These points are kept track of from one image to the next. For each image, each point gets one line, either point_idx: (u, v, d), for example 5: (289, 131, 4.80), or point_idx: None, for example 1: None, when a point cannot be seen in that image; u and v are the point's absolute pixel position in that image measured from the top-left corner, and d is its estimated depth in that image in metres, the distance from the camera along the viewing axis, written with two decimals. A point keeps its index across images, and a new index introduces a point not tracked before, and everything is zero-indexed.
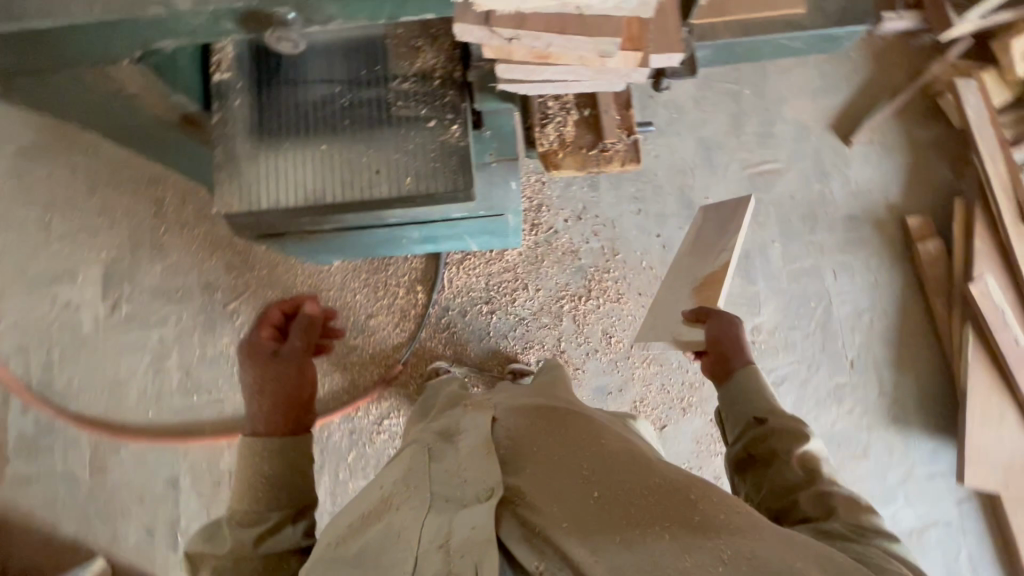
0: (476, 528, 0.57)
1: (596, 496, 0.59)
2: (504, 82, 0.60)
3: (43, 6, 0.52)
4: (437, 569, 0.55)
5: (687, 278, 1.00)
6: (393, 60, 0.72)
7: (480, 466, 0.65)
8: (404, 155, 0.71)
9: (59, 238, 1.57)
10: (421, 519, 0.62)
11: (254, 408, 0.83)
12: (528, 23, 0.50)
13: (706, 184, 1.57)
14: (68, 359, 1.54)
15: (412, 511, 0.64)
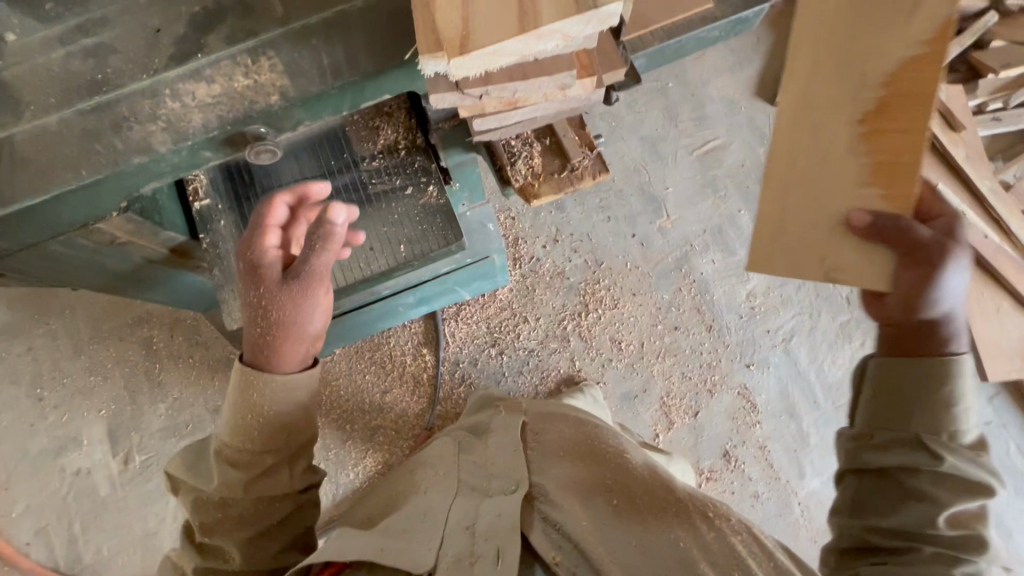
0: (503, 516, 0.64)
1: (612, 506, 0.66)
2: (479, 133, 0.65)
3: (26, 184, 0.53)
4: (466, 549, 0.61)
5: (841, 101, 0.52)
6: (357, 145, 0.81)
7: (514, 459, 0.73)
8: (392, 225, 0.84)
9: (53, 409, 1.53)
10: (450, 502, 0.68)
11: (253, 322, 0.70)
12: (493, 79, 0.55)
13: (661, 177, 1.65)
14: (92, 528, 1.49)
15: (440, 495, 0.70)
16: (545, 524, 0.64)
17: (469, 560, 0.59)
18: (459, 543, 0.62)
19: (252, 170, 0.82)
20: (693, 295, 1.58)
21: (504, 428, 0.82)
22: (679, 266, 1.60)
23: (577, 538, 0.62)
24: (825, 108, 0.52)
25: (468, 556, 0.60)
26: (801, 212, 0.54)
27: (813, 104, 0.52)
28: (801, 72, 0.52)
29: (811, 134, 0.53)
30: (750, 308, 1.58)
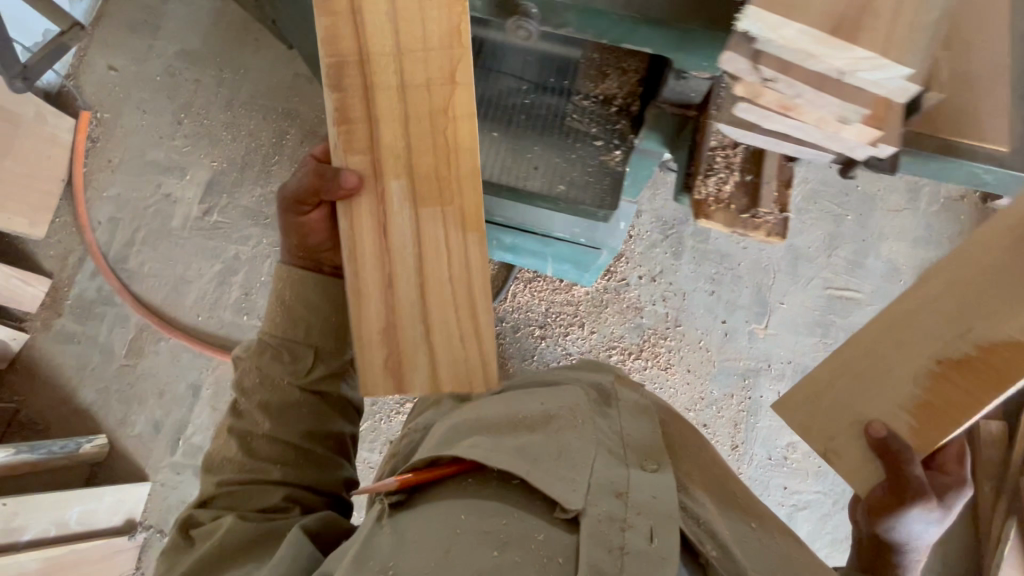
0: (658, 499, 0.63)
1: (753, 525, 0.73)
2: (722, 122, 0.60)
3: None
4: (613, 507, 0.61)
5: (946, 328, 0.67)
6: (579, 78, 0.77)
7: (644, 446, 0.73)
8: (565, 162, 0.74)
9: (184, 137, 1.69)
10: (590, 450, 0.68)
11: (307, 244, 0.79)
12: (790, 70, 0.50)
13: (784, 290, 1.57)
14: (148, 243, 1.63)
15: (578, 437, 0.70)
16: (690, 518, 0.66)
17: (619, 522, 0.59)
18: (611, 502, 0.61)
19: (486, 43, 0.79)
20: (740, 408, 1.51)
21: (623, 412, 0.80)
22: (746, 376, 1.52)
23: (728, 547, 0.64)
24: (923, 333, 0.69)
25: (620, 521, 0.59)
26: (849, 391, 0.73)
27: (913, 330, 0.70)
28: (926, 298, 0.69)
29: (896, 347, 0.71)
30: (783, 457, 1.48)
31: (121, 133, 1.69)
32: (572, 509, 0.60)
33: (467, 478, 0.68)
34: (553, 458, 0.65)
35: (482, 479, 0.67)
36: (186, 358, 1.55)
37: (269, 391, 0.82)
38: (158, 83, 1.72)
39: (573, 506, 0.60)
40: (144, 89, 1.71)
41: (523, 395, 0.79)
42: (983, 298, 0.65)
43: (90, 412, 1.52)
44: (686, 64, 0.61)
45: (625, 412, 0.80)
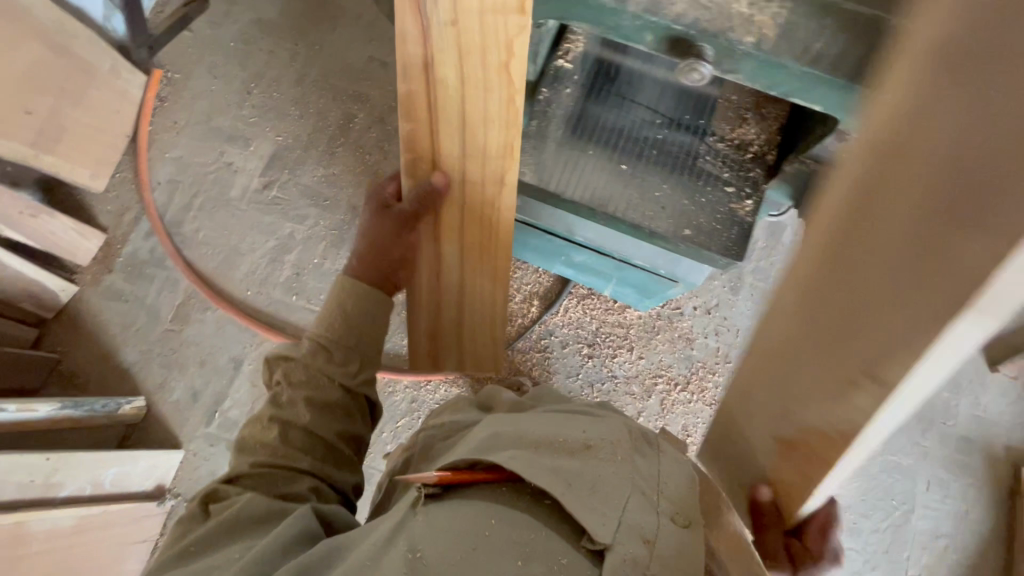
0: (684, 557, 0.52)
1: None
2: None
3: None
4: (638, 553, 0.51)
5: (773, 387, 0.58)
6: (715, 118, 0.74)
7: (682, 491, 0.61)
8: (692, 205, 0.72)
9: (251, 107, 1.67)
10: (625, 485, 0.57)
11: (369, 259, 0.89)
12: None
13: None
14: (205, 210, 1.61)
15: (614, 469, 0.60)
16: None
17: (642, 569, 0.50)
18: (634, 546, 0.51)
19: (623, 68, 0.76)
20: None
21: (668, 452, 0.67)
22: None
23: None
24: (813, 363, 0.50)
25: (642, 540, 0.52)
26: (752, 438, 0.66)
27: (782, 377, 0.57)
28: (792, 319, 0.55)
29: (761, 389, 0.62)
30: None
31: (190, 96, 1.68)
32: (599, 543, 0.52)
33: (501, 488, 0.60)
34: (590, 487, 0.56)
35: (517, 495, 0.59)
36: (231, 331, 1.54)
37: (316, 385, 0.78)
38: (232, 50, 1.71)
39: (601, 540, 0.51)
40: (217, 55, 1.70)
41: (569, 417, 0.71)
42: (832, 293, 0.48)
43: (129, 371, 1.51)
44: (858, 130, 0.59)
45: (669, 453, 0.66)
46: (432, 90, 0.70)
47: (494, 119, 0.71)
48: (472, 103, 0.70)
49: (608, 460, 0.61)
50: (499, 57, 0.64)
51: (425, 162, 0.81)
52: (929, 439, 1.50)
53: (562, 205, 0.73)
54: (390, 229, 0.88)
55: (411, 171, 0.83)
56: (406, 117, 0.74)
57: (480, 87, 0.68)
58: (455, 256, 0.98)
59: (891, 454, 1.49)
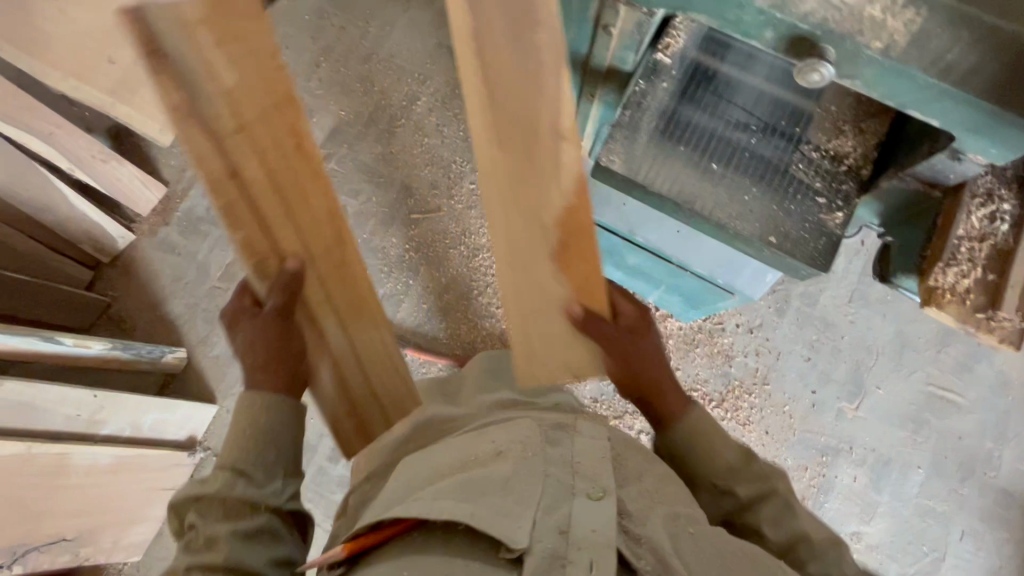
0: (596, 525, 0.58)
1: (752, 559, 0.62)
2: None
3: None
4: (553, 547, 0.56)
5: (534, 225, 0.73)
6: (812, 125, 0.73)
7: (593, 466, 0.66)
8: (781, 211, 0.70)
9: (317, 79, 1.70)
10: (538, 486, 0.62)
11: (257, 374, 0.75)
12: None
13: (884, 375, 1.51)
14: None
15: (527, 473, 0.64)
16: (639, 543, 0.59)
17: (561, 561, 0.55)
18: (550, 538, 0.57)
19: (722, 68, 0.75)
20: (812, 483, 1.46)
21: (580, 435, 0.73)
22: (825, 452, 1.47)
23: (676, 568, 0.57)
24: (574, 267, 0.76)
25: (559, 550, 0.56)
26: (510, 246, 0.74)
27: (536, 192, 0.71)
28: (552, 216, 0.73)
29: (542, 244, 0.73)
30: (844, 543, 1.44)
31: None
32: (517, 549, 0.56)
33: (406, 536, 0.63)
34: (486, 491, 0.62)
35: (424, 537, 0.62)
36: None
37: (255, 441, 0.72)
38: (305, 21, 1.73)
39: (515, 544, 0.56)
40: (291, 25, 1.73)
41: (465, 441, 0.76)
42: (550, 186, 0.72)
43: (174, 323, 1.55)
44: (971, 147, 0.58)
45: (580, 433, 0.74)
46: (240, 190, 0.68)
47: (300, 169, 0.71)
48: (289, 179, 0.70)
49: (517, 471, 0.65)
50: (288, 112, 0.68)
51: (267, 257, 0.72)
52: (966, 488, 1.46)
53: (645, 197, 0.72)
54: (267, 334, 0.74)
55: (257, 269, 0.72)
56: (229, 228, 0.69)
57: (293, 170, 0.70)
58: (346, 346, 0.81)
59: (925, 498, 1.45)
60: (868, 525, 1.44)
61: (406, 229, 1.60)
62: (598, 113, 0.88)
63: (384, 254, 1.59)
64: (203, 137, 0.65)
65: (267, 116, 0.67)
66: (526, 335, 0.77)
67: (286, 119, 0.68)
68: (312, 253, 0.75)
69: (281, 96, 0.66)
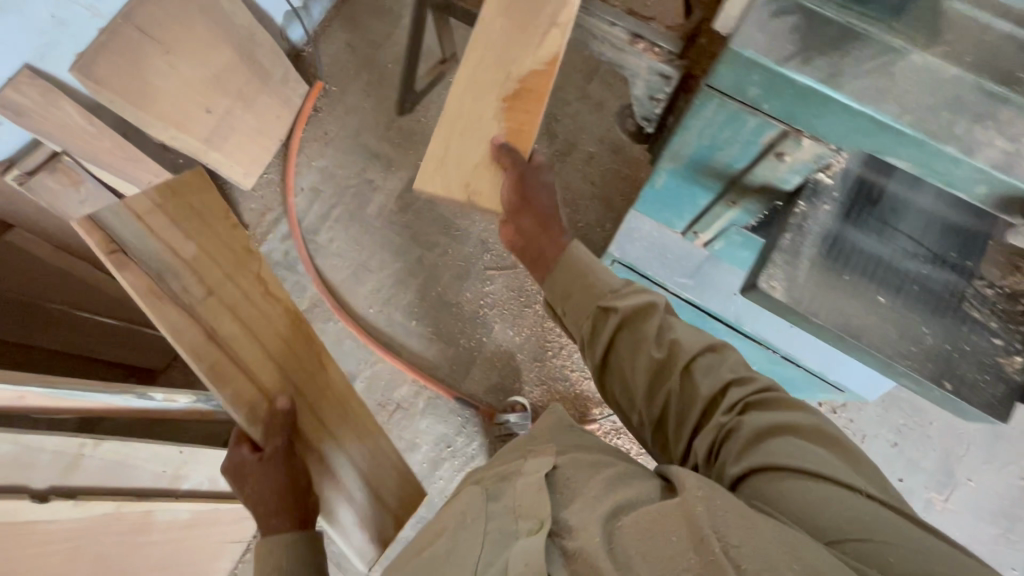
0: (526, 547, 0.54)
1: (618, 518, 0.55)
2: None
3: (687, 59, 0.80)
4: None
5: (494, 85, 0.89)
6: (985, 260, 0.70)
7: (535, 498, 0.60)
8: (954, 351, 0.67)
9: (398, 128, 1.72)
10: (478, 539, 0.57)
11: (272, 514, 0.78)
12: None
13: (974, 466, 1.44)
14: (340, 222, 1.65)
15: (469, 534, 0.59)
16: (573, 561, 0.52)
17: None
18: None
19: (887, 192, 0.73)
20: None
21: (523, 478, 0.65)
22: None
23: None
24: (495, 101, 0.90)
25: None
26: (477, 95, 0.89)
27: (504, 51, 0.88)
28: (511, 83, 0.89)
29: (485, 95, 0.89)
30: None
31: (343, 109, 1.73)
32: None
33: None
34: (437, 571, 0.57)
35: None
36: (348, 345, 1.56)
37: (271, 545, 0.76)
38: (388, 71, 1.76)
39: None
40: (374, 74, 1.76)
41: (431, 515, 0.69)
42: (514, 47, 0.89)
43: None
44: None
45: (522, 477, 0.65)
46: (221, 347, 0.79)
47: (276, 326, 0.88)
48: (264, 329, 0.86)
49: (456, 539, 0.59)
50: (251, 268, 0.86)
51: (256, 399, 0.83)
52: None
53: (808, 327, 0.69)
54: (279, 469, 0.81)
55: (249, 418, 0.82)
56: (220, 386, 0.78)
57: (262, 315, 0.86)
58: (336, 453, 0.95)
59: None
60: None
61: (481, 285, 1.59)
62: (732, 216, 0.86)
63: (458, 308, 1.58)
64: (181, 313, 0.75)
65: (240, 282, 0.84)
66: (447, 152, 0.90)
67: (252, 275, 0.86)
68: (292, 379, 0.89)
69: (244, 256, 0.85)
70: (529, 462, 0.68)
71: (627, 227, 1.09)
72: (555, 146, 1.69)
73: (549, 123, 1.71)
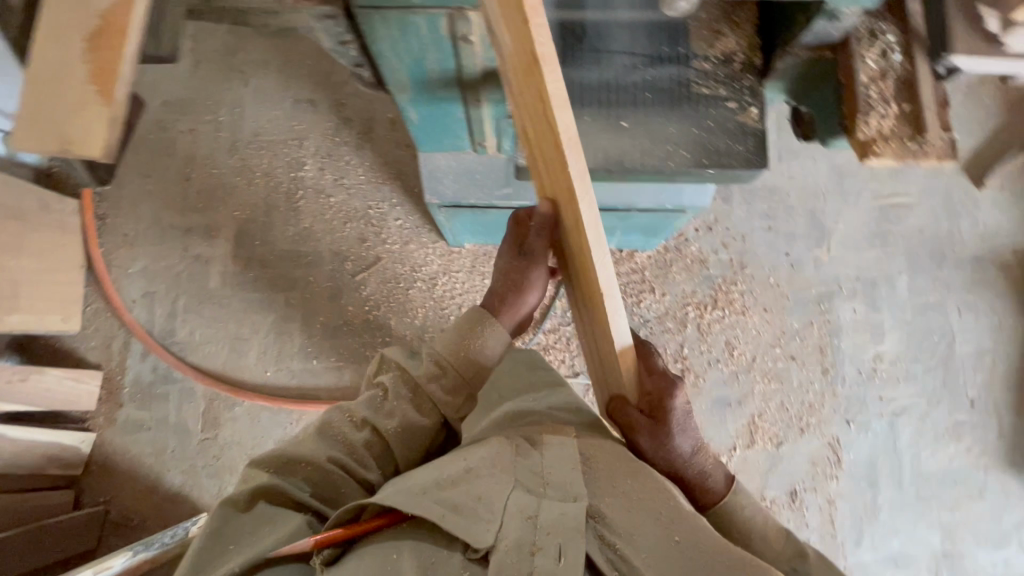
0: (569, 515, 0.61)
1: (677, 539, 0.61)
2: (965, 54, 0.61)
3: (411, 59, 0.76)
4: (519, 539, 0.59)
5: None
6: (691, 40, 0.73)
7: (569, 474, 0.65)
8: (702, 132, 0.71)
9: (196, 192, 1.60)
10: (504, 494, 0.63)
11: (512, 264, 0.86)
12: None
13: (836, 209, 1.59)
14: (192, 310, 1.55)
15: (495, 480, 0.64)
16: (609, 549, 0.61)
17: (528, 549, 0.58)
18: (517, 529, 0.60)
19: (587, 22, 0.73)
20: (823, 333, 1.53)
21: (549, 442, 0.68)
22: (820, 301, 1.55)
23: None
24: None
25: (529, 548, 0.58)
26: None
27: None
28: None
29: None
30: (873, 369, 1.52)
31: (130, 203, 1.60)
32: (481, 548, 0.59)
33: (400, 526, 0.65)
34: (475, 503, 0.62)
35: (415, 525, 0.65)
36: (266, 416, 1.50)
37: (346, 406, 0.79)
38: (152, 142, 1.62)
39: (483, 545, 0.58)
40: (140, 151, 1.61)
41: (454, 451, 0.70)
42: None
43: (180, 495, 1.46)
44: (846, 6, 0.59)
45: (550, 443, 0.68)
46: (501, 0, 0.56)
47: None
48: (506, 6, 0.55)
49: (502, 491, 0.63)
50: None
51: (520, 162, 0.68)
52: (947, 271, 1.56)
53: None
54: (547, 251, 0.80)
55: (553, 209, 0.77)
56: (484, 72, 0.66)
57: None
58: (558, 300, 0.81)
59: (917, 296, 1.55)
60: (883, 343, 1.53)
61: (358, 293, 1.55)
62: (490, 112, 0.86)
63: (348, 326, 1.54)
64: None
65: None
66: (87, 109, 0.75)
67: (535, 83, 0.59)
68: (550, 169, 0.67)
69: None
70: (547, 431, 0.71)
71: (428, 171, 1.08)
72: (355, 128, 1.63)
73: (337, 109, 1.64)
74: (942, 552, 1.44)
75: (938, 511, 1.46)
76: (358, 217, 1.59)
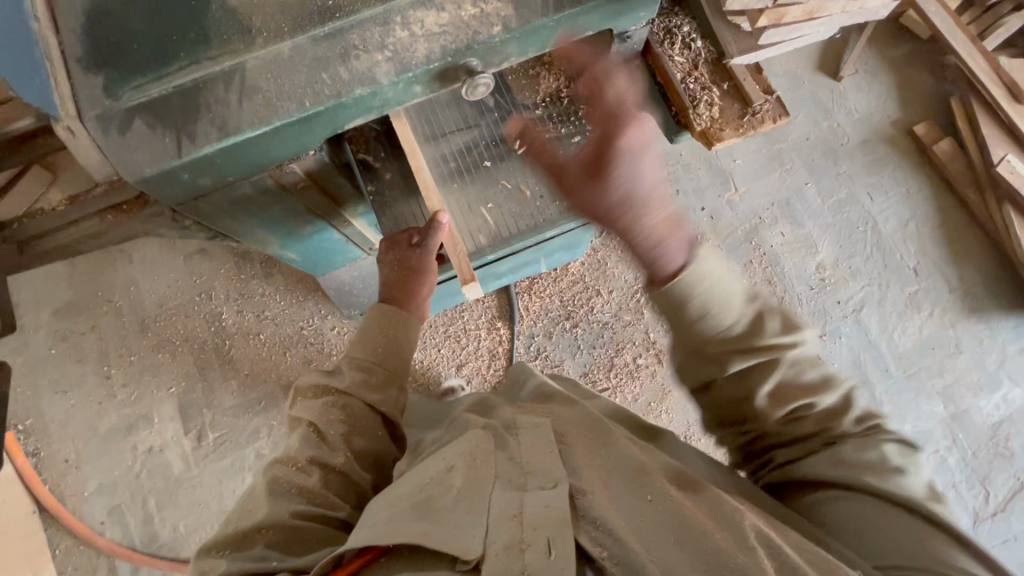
0: (550, 503, 0.55)
1: (650, 497, 0.56)
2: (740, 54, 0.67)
3: (268, 216, 0.71)
4: (508, 540, 0.53)
5: None
6: (515, 95, 0.75)
7: (542, 461, 0.61)
8: (559, 174, 0.73)
9: (123, 386, 1.52)
10: (488, 491, 0.58)
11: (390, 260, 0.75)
12: None
13: (729, 149, 1.65)
14: (167, 505, 1.47)
15: (477, 485, 0.59)
16: (592, 529, 0.54)
17: (519, 547, 0.52)
18: (506, 531, 0.53)
19: (411, 116, 0.73)
20: (764, 267, 1.58)
21: (524, 430, 0.66)
22: (749, 238, 1.60)
23: (634, 552, 0.51)
24: None
25: (518, 546, 0.52)
26: None
27: None
28: None
29: None
30: (820, 280, 1.57)
31: (60, 427, 1.50)
32: (471, 559, 0.52)
33: (382, 562, 0.56)
34: (456, 503, 0.57)
35: (395, 558, 0.56)
36: None
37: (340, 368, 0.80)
38: (57, 356, 1.53)
39: (472, 556, 0.52)
40: (49, 370, 1.52)
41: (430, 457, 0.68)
42: None
43: None
44: (628, 24, 0.61)
45: (524, 431, 0.66)
46: None
47: None
48: None
49: (481, 490, 0.58)
50: None
51: None
52: (844, 164, 1.64)
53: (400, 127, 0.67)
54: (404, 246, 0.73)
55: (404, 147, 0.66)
56: None
57: None
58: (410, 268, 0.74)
59: (829, 196, 1.62)
60: (817, 250, 1.59)
61: None
62: (362, 222, 0.85)
63: None
64: None
65: None
66: None
67: None
68: None
69: None
70: (521, 416, 0.70)
71: (336, 288, 1.07)
72: (256, 259, 1.59)
73: (232, 248, 1.59)
74: (950, 417, 1.50)
75: (930, 382, 1.51)
76: (296, 342, 1.55)
